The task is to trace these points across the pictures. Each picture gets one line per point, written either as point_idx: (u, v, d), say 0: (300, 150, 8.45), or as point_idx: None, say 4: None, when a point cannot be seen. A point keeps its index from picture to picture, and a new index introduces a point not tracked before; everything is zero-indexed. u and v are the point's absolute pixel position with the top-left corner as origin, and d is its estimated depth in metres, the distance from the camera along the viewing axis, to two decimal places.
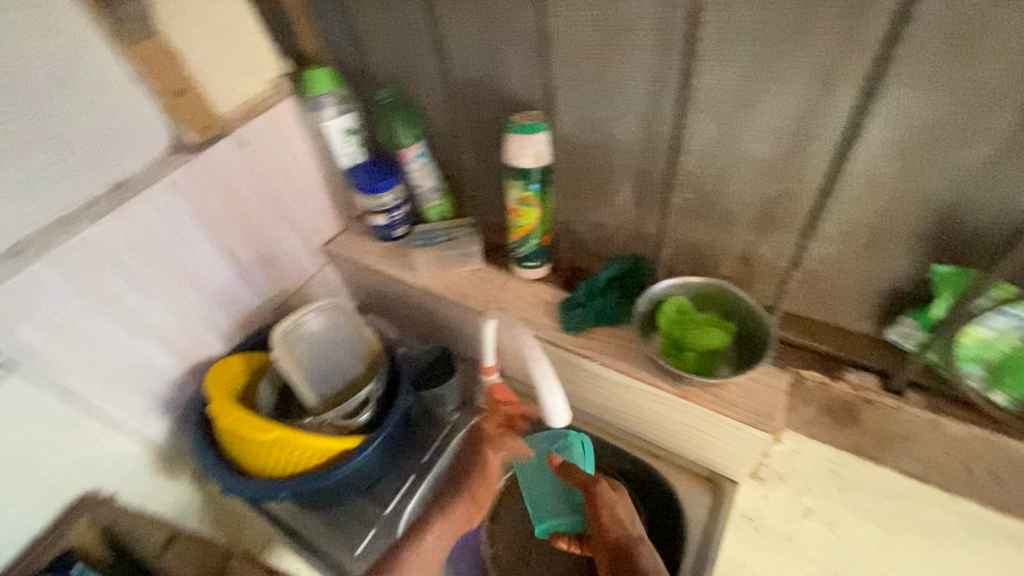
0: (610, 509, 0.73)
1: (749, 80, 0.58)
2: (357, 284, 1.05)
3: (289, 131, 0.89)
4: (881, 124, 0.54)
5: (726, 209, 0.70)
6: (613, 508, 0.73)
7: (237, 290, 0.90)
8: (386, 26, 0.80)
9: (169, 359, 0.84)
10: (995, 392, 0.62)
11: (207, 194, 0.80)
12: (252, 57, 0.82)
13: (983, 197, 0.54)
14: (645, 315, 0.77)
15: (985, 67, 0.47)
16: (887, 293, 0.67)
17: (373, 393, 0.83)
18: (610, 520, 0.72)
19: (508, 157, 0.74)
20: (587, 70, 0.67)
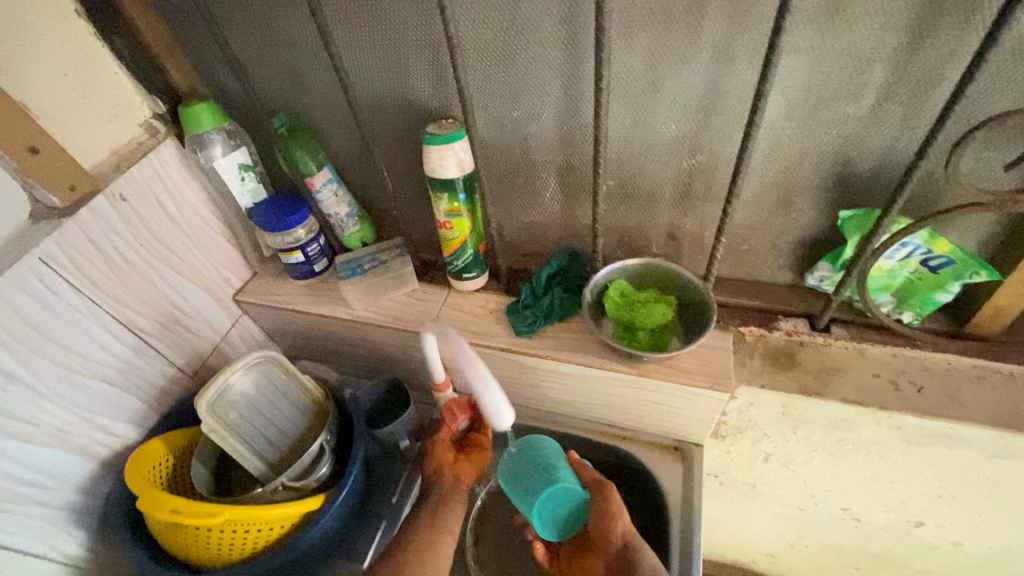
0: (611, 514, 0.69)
1: (653, 65, 0.61)
2: (283, 331, 0.96)
3: (175, 176, 0.80)
4: (779, 90, 0.58)
5: (648, 189, 0.74)
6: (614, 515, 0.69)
7: (142, 364, 0.79)
8: (272, 50, 0.74)
9: (72, 460, 0.71)
10: (904, 311, 0.71)
11: (88, 262, 0.69)
12: (115, 99, 0.74)
13: (867, 145, 0.60)
14: (592, 304, 0.79)
15: (855, 29, 0.52)
16: (799, 243, 0.73)
17: (326, 444, 0.77)
18: (612, 533, 0.69)
19: (429, 169, 0.71)
20: (496, 73, 0.67)
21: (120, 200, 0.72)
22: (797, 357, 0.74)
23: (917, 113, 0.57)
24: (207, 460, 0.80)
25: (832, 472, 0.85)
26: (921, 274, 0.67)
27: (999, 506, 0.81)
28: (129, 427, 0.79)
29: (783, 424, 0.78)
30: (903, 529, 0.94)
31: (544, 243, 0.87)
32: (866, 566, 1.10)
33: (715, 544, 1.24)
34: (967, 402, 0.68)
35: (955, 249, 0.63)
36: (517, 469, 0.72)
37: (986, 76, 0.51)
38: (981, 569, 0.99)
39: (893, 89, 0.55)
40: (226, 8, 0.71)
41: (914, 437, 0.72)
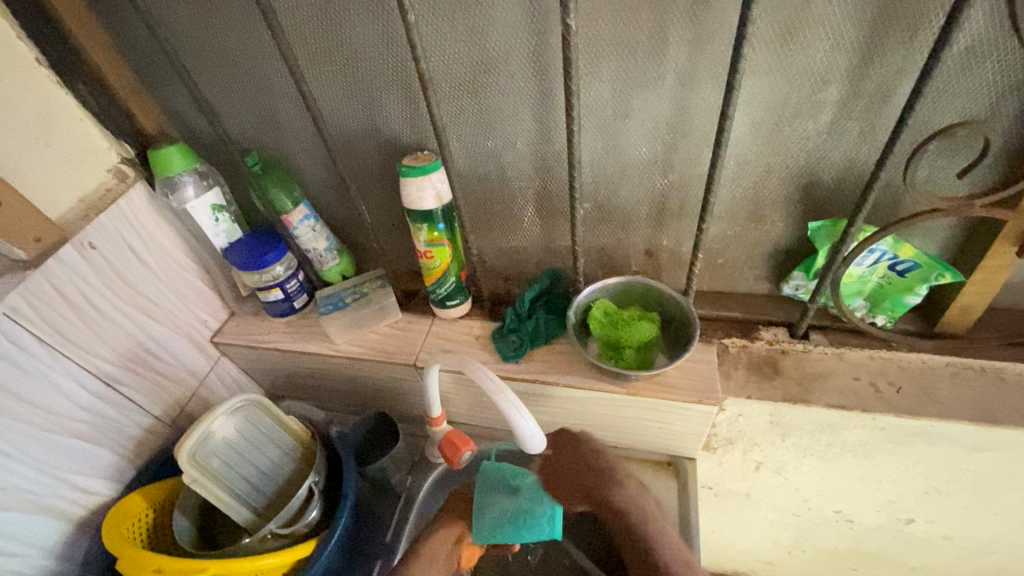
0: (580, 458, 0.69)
1: (621, 92, 0.63)
2: (264, 370, 0.94)
3: (146, 220, 0.78)
4: (742, 111, 0.61)
5: (624, 209, 0.75)
6: (581, 457, 0.69)
7: (117, 416, 0.76)
8: (242, 90, 0.74)
9: (44, 524, 0.68)
10: (877, 315, 0.74)
11: (57, 314, 0.67)
12: (82, 146, 0.72)
13: (830, 159, 0.63)
14: (577, 325, 0.79)
15: (808, 52, 0.55)
16: (773, 254, 0.75)
17: (314, 487, 0.74)
18: (583, 466, 0.68)
19: (407, 201, 0.71)
20: (469, 105, 0.68)
21: (89, 248, 0.70)
22: (780, 366, 0.75)
23: (872, 127, 0.59)
24: (189, 509, 0.76)
25: (823, 476, 0.86)
26: (890, 278, 0.70)
27: (984, 498, 0.83)
28: (105, 482, 0.75)
29: (772, 432, 0.79)
30: (895, 528, 0.95)
31: (526, 266, 0.87)
32: (863, 566, 1.11)
33: (715, 555, 1.23)
34: (944, 398, 0.70)
35: (919, 254, 0.66)
36: (487, 515, 0.70)
37: (934, 91, 0.54)
38: (973, 560, 1.00)
39: (849, 106, 0.58)
40: (195, 53, 0.71)
41: (897, 437, 0.73)
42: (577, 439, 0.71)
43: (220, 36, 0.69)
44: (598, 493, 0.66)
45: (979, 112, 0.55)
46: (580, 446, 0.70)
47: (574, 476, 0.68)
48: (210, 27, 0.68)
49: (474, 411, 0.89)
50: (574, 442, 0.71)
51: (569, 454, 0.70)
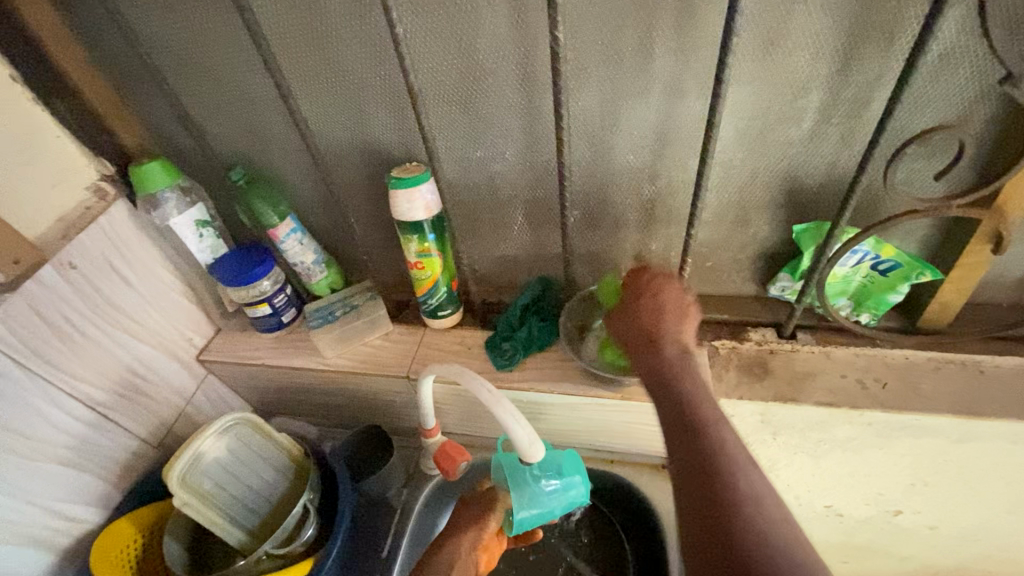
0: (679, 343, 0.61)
1: (608, 102, 0.63)
2: (252, 387, 0.92)
3: (128, 238, 0.76)
4: (726, 119, 0.62)
5: (614, 216, 0.76)
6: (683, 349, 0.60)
7: (102, 440, 0.74)
8: (225, 104, 0.73)
9: (28, 555, 0.66)
10: (861, 313, 0.76)
11: (38, 337, 0.65)
12: (59, 164, 0.70)
13: (812, 163, 0.64)
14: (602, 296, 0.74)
15: (789, 61, 0.57)
16: (759, 256, 0.77)
17: (309, 505, 0.73)
18: (675, 335, 0.62)
19: (396, 213, 0.71)
20: (458, 116, 0.68)
21: (69, 269, 0.68)
22: (769, 366, 0.77)
23: (852, 133, 0.61)
24: (180, 533, 0.74)
25: (813, 472, 0.88)
26: (872, 278, 0.72)
27: (967, 488, 0.86)
28: (91, 509, 0.73)
29: (763, 431, 0.80)
30: (883, 520, 0.97)
31: (516, 274, 0.87)
32: (854, 559, 1.13)
33: None
34: (927, 392, 0.72)
35: (900, 253, 0.68)
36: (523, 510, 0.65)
37: (910, 98, 0.56)
38: (959, 549, 1.03)
39: (829, 112, 0.60)
40: (176, 68, 0.71)
41: (884, 432, 0.75)
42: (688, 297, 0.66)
43: (203, 50, 0.68)
44: (685, 352, 0.60)
45: (953, 117, 0.57)
46: (681, 324, 0.64)
47: (657, 342, 0.62)
48: (193, 41, 0.67)
49: (468, 421, 0.89)
50: (672, 301, 0.65)
51: (670, 329, 0.63)
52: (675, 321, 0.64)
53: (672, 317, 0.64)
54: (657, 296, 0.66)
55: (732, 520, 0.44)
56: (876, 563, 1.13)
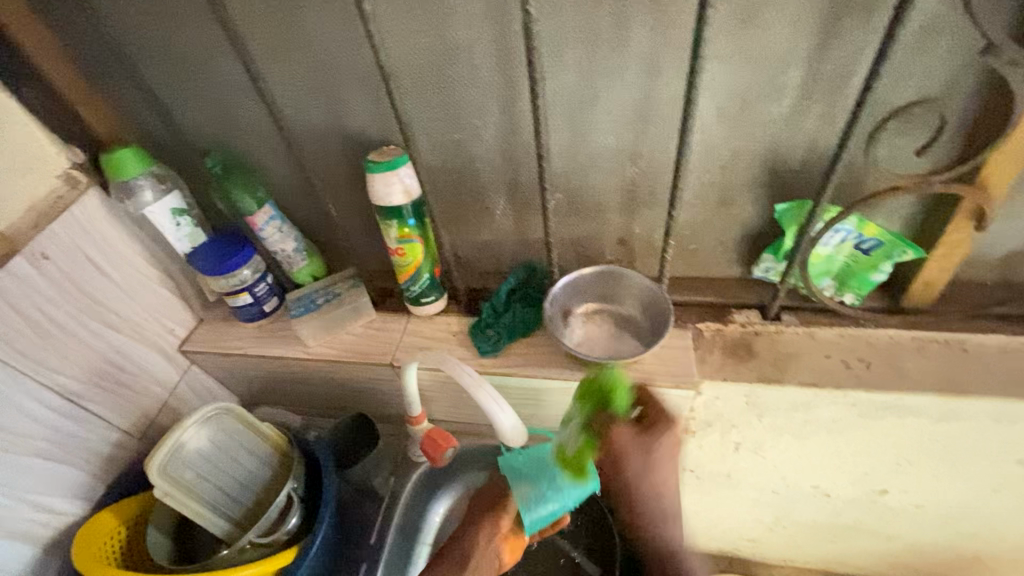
0: (653, 474, 0.63)
1: (586, 81, 0.62)
2: (237, 377, 0.91)
3: (103, 228, 0.75)
4: (706, 97, 0.61)
5: (596, 198, 0.75)
6: (642, 481, 0.63)
7: (82, 432, 0.73)
8: (197, 89, 0.71)
9: (10, 548, 0.65)
10: (846, 294, 0.75)
11: (9, 328, 0.64)
12: (28, 152, 0.68)
13: (794, 141, 0.63)
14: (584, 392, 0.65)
15: (767, 36, 0.55)
16: (743, 238, 0.76)
17: (293, 493, 0.73)
18: (650, 482, 0.63)
19: (375, 198, 0.70)
20: (434, 97, 0.66)
21: (42, 260, 0.67)
22: (753, 348, 0.76)
23: (834, 109, 0.60)
24: (164, 524, 0.74)
25: (800, 453, 0.88)
26: (855, 257, 0.71)
27: (952, 466, 0.86)
28: (74, 501, 0.73)
29: (748, 413, 0.80)
30: (870, 499, 0.98)
31: (500, 260, 0.86)
32: (842, 538, 1.14)
33: (699, 536, 1.26)
34: (912, 371, 0.72)
35: (883, 232, 0.67)
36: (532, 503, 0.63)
37: (891, 71, 0.55)
38: (945, 527, 1.04)
39: (811, 88, 0.59)
40: (144, 52, 0.69)
41: (869, 412, 0.75)
42: (670, 437, 0.63)
43: (171, 32, 0.66)
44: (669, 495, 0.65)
45: (935, 91, 0.56)
46: (665, 454, 0.63)
47: (639, 491, 0.63)
48: (160, 23, 0.66)
49: (454, 408, 0.88)
50: (661, 443, 0.63)
51: (642, 473, 0.62)
52: (659, 454, 0.63)
53: (651, 454, 0.62)
54: (649, 441, 0.62)
55: (674, 547, 0.64)
56: (864, 542, 1.14)
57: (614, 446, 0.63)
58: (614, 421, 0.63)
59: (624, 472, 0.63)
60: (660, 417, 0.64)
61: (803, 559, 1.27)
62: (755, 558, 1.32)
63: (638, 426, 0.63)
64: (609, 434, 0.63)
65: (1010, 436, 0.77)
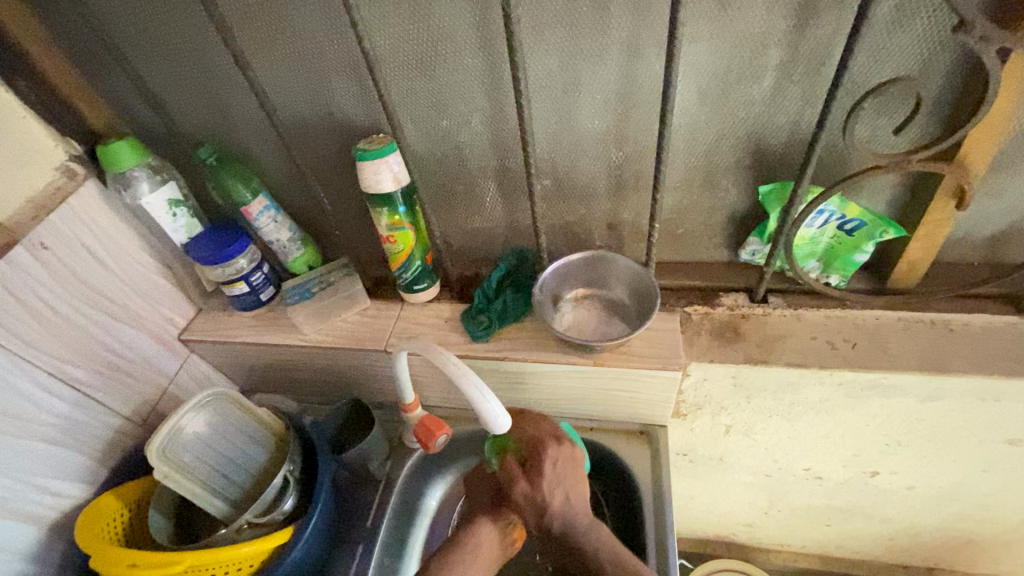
0: (565, 506, 0.64)
1: (569, 66, 0.63)
2: (235, 365, 0.93)
3: (101, 220, 0.76)
4: (687, 79, 0.62)
5: (584, 184, 0.76)
6: (565, 509, 0.64)
7: (85, 418, 0.75)
8: (191, 80, 0.73)
9: (17, 528, 0.67)
10: (832, 275, 0.76)
11: (11, 316, 0.66)
12: (25, 145, 0.70)
13: (776, 123, 0.64)
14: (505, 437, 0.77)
15: (745, 18, 0.56)
16: (730, 221, 0.77)
17: (289, 475, 0.75)
18: (553, 499, 0.64)
19: (364, 185, 0.71)
20: (420, 85, 0.68)
21: (42, 250, 0.69)
22: (741, 330, 0.77)
23: (813, 90, 0.61)
24: (165, 508, 0.76)
25: (790, 435, 0.89)
26: (839, 238, 0.72)
27: (941, 446, 0.87)
28: (77, 485, 0.75)
29: (737, 395, 0.81)
30: (861, 481, 0.99)
31: (491, 247, 0.87)
32: (836, 521, 1.15)
33: (695, 521, 1.27)
34: (896, 351, 0.72)
35: (865, 212, 0.68)
36: None
37: (866, 51, 0.57)
38: (937, 509, 1.05)
39: (790, 69, 0.60)
40: (138, 44, 0.71)
41: (855, 392, 0.76)
42: (551, 458, 0.65)
43: (164, 24, 0.68)
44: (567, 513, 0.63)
45: (910, 69, 0.57)
46: (560, 487, 0.64)
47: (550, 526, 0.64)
48: (153, 15, 0.67)
49: (448, 393, 0.90)
50: (548, 482, 0.64)
51: (560, 502, 0.64)
52: (564, 482, 0.65)
53: (551, 495, 0.64)
54: (541, 481, 0.64)
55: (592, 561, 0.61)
56: (858, 525, 1.15)
57: (516, 495, 0.65)
58: (513, 479, 0.66)
59: (546, 511, 0.64)
60: (535, 450, 0.66)
61: (799, 543, 1.29)
62: (752, 543, 1.34)
63: (522, 474, 0.66)
64: (511, 489, 0.65)
65: (997, 414, 0.77)
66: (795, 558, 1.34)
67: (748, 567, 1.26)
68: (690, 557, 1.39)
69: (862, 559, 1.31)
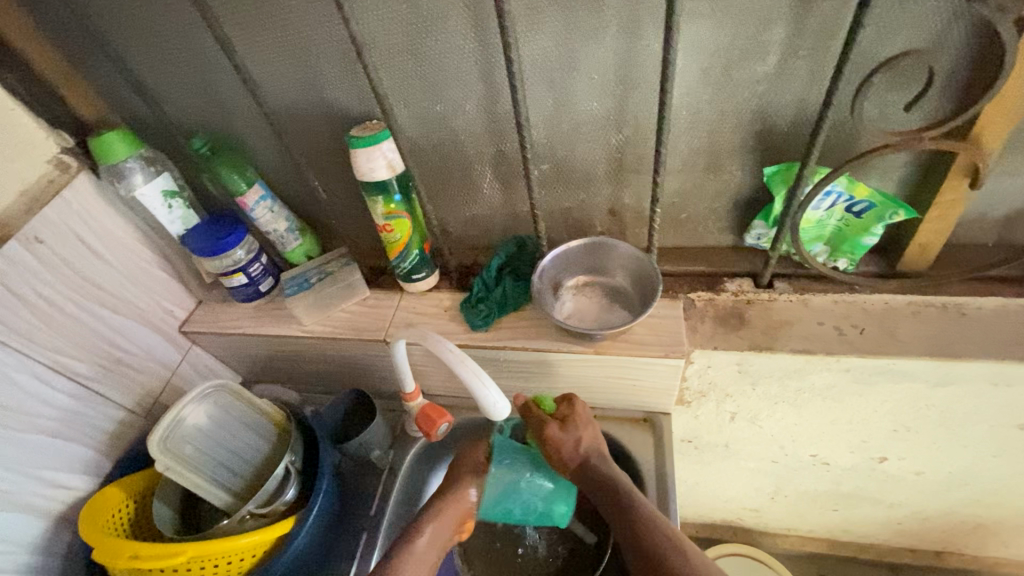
0: (595, 447, 0.67)
1: (564, 46, 0.61)
2: (236, 356, 0.93)
3: (96, 213, 0.76)
4: (686, 57, 0.60)
5: (583, 168, 0.74)
6: (595, 454, 0.67)
7: (87, 411, 0.75)
8: (181, 68, 0.72)
9: (22, 521, 0.68)
10: (839, 259, 0.74)
11: (9, 310, 0.66)
12: (16, 136, 0.68)
13: (781, 102, 0.62)
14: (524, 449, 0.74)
15: None
16: (734, 204, 0.75)
17: (291, 466, 0.75)
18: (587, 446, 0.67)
19: (358, 172, 0.70)
20: (413, 68, 0.66)
21: (36, 244, 0.68)
22: (745, 316, 0.76)
23: (820, 66, 0.59)
24: (170, 499, 0.76)
25: (797, 421, 0.88)
26: (847, 220, 0.70)
27: (951, 431, 0.85)
28: (82, 477, 0.75)
29: (742, 382, 0.80)
30: (870, 466, 0.98)
31: (490, 234, 0.86)
32: (843, 506, 1.14)
33: (701, 506, 1.27)
34: (905, 336, 0.70)
35: (874, 194, 0.66)
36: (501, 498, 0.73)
37: (875, 23, 0.54)
38: (946, 494, 1.04)
39: (795, 44, 0.57)
40: (127, 33, 0.70)
41: (862, 378, 0.74)
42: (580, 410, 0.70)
43: (152, 11, 0.67)
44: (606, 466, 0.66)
45: (922, 42, 0.55)
46: (591, 431, 0.68)
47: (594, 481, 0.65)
48: (142, 1, 0.66)
49: (449, 383, 0.89)
50: (582, 428, 0.68)
51: (593, 443, 0.68)
52: (592, 433, 0.68)
53: (581, 438, 0.67)
54: (576, 429, 0.68)
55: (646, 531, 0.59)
56: (867, 510, 1.14)
57: (558, 439, 0.67)
58: (546, 425, 0.68)
59: (581, 453, 0.67)
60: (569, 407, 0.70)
61: (806, 528, 1.28)
62: (758, 527, 1.33)
63: (557, 422, 0.68)
64: (546, 436, 0.68)
65: (1012, 399, 0.75)
66: (802, 542, 1.33)
67: (754, 551, 1.26)
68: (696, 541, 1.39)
69: (870, 543, 1.30)
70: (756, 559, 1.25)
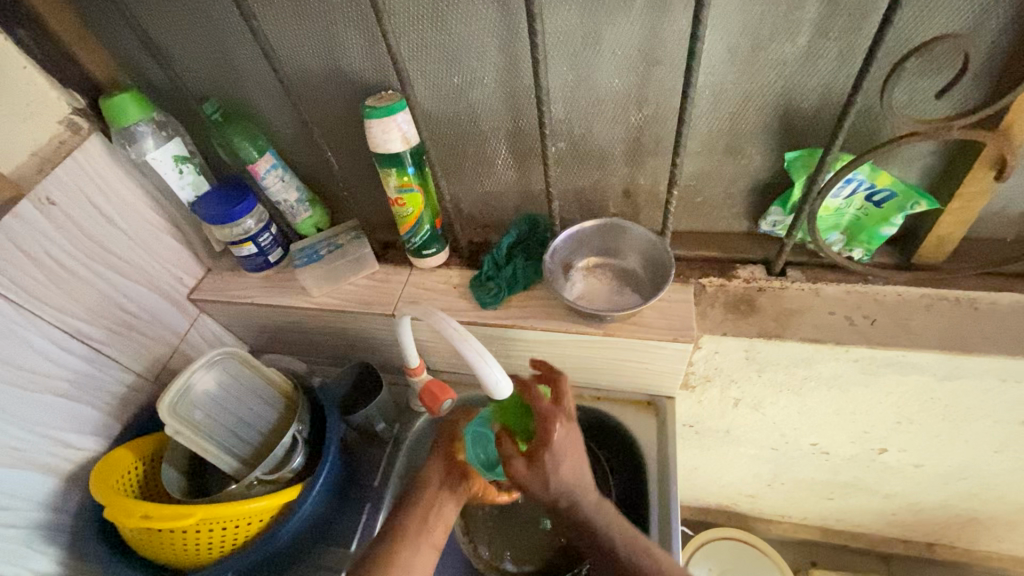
0: (572, 487, 0.59)
1: (589, 17, 0.60)
2: (244, 326, 0.93)
3: (109, 176, 0.75)
4: (715, 33, 0.58)
5: (600, 148, 0.73)
6: (566, 484, 0.60)
7: (98, 373, 0.76)
8: (195, 30, 0.71)
9: (35, 480, 0.69)
10: (855, 249, 0.73)
11: (21, 272, 0.65)
12: (26, 96, 0.68)
13: (808, 85, 0.61)
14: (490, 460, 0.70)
15: None
16: (752, 189, 0.74)
17: (298, 435, 0.76)
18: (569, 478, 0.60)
19: (372, 144, 0.69)
20: (432, 37, 0.65)
21: (49, 205, 0.68)
22: (756, 303, 0.75)
23: (851, 49, 0.57)
24: (178, 463, 0.77)
25: (800, 410, 0.88)
26: (866, 209, 0.69)
27: (953, 425, 0.86)
28: (92, 439, 0.76)
29: (748, 368, 0.80)
30: (869, 457, 0.98)
31: (501, 211, 0.85)
32: (839, 495, 1.15)
33: (698, 490, 1.28)
34: (917, 329, 0.70)
35: (896, 182, 0.65)
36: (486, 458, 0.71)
37: (913, 4, 0.53)
38: (944, 487, 1.04)
39: (828, 24, 0.56)
40: None
41: (871, 369, 0.74)
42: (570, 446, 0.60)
43: None
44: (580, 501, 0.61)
45: (957, 27, 0.54)
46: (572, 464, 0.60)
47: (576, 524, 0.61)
48: None
49: (455, 360, 0.89)
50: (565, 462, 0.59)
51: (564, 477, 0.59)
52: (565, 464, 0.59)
53: (558, 477, 0.59)
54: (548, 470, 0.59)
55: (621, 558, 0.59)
56: (862, 498, 1.15)
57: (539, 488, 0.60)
58: (511, 463, 0.60)
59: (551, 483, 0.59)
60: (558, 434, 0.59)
61: (800, 515, 1.30)
62: (753, 513, 1.35)
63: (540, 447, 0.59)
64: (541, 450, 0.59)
65: (1017, 395, 0.75)
66: (795, 529, 1.36)
67: (747, 536, 1.27)
68: (690, 524, 1.41)
69: (863, 532, 1.32)
70: (750, 545, 1.27)
